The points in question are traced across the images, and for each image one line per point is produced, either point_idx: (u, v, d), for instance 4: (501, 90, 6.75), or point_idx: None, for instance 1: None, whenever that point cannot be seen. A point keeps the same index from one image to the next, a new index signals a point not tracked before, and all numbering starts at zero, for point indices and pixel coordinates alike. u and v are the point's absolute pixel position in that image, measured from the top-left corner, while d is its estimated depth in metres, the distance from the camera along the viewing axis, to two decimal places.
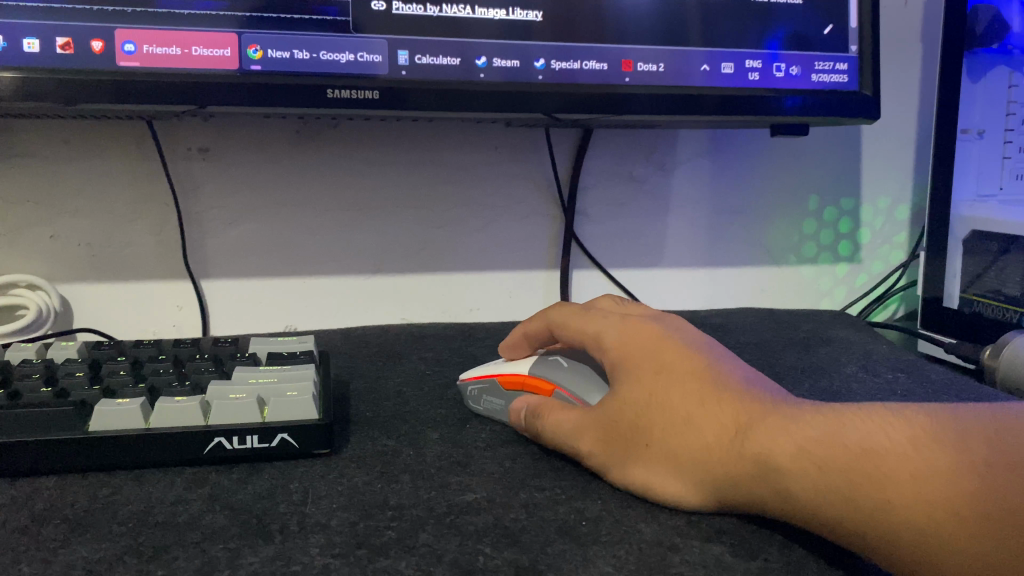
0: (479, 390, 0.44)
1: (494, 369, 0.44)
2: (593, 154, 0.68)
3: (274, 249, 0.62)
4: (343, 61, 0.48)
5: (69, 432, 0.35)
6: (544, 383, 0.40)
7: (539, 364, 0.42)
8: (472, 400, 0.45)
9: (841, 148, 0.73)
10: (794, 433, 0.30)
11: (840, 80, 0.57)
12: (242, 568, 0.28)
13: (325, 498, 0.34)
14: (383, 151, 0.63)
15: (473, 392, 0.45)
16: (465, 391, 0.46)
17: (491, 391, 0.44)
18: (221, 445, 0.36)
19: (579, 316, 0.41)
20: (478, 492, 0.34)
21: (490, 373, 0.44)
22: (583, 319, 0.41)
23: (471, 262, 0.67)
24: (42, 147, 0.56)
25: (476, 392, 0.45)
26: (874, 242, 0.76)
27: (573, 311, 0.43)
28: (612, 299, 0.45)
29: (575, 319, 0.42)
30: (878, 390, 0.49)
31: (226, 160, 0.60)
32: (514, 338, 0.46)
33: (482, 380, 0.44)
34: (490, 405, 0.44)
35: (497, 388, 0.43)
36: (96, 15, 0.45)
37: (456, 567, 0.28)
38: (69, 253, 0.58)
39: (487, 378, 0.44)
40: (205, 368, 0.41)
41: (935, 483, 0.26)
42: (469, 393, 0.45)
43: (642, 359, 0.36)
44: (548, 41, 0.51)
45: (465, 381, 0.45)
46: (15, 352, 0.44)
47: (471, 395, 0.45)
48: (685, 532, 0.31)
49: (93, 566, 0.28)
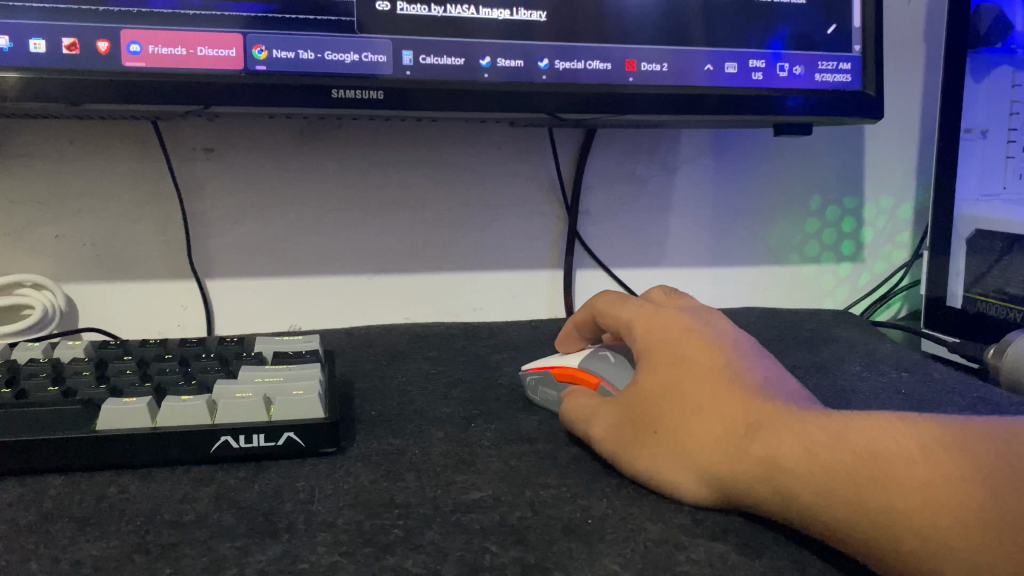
0: (534, 380, 0.46)
1: (548, 361, 0.46)
2: (597, 153, 0.68)
3: (278, 249, 0.63)
4: (347, 62, 0.49)
5: (77, 431, 0.35)
6: (590, 376, 0.42)
7: (589, 358, 0.43)
8: (528, 390, 0.47)
9: (845, 147, 0.73)
10: (802, 433, 0.30)
11: (844, 79, 0.57)
12: (250, 566, 0.28)
13: (331, 496, 0.34)
14: (388, 151, 0.63)
15: (528, 382, 0.46)
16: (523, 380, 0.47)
17: (544, 381, 0.45)
18: (228, 444, 0.36)
19: (619, 305, 0.43)
20: (484, 491, 0.35)
21: (546, 364, 0.45)
22: (622, 308, 0.42)
23: (474, 262, 0.67)
24: (47, 147, 0.56)
25: (530, 382, 0.46)
26: (878, 241, 0.76)
27: (615, 299, 0.44)
28: (662, 290, 0.45)
29: (614, 307, 0.43)
30: (882, 389, 0.49)
31: (230, 160, 0.60)
32: (568, 329, 0.47)
33: (537, 371, 0.46)
34: (544, 395, 0.45)
35: (549, 379, 0.45)
36: (101, 15, 0.45)
37: (463, 565, 0.28)
38: (74, 253, 0.58)
39: (541, 369, 0.45)
40: (212, 368, 0.41)
41: (939, 491, 0.26)
42: (526, 382, 0.47)
43: (664, 351, 0.37)
44: (551, 40, 0.51)
45: (525, 370, 0.47)
46: (21, 351, 0.44)
47: (527, 385, 0.47)
48: (691, 530, 0.31)
49: (102, 564, 0.28)
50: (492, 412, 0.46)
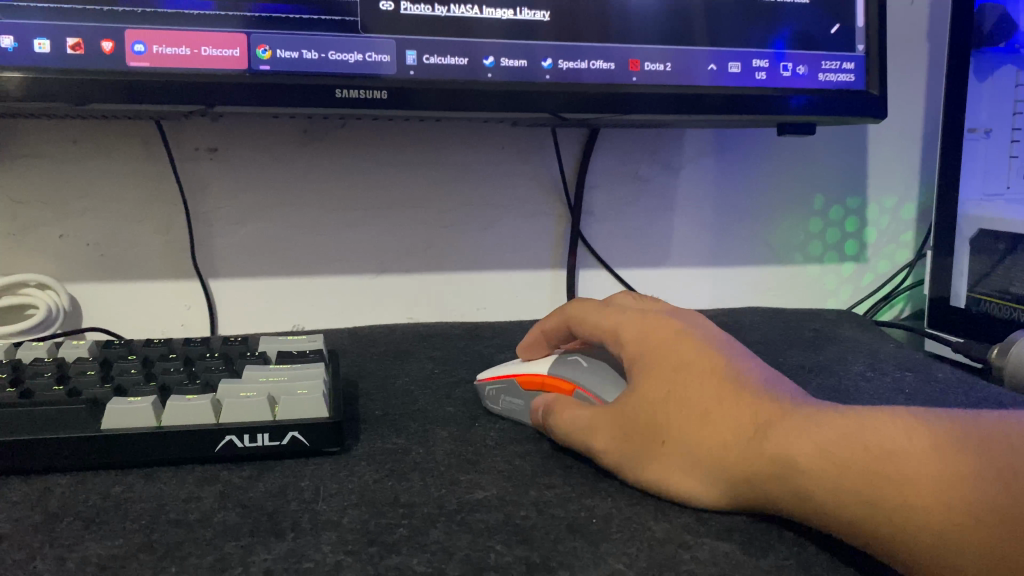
0: (497, 390, 0.45)
1: (510, 370, 0.44)
2: (600, 153, 0.68)
3: (282, 249, 0.63)
4: (350, 61, 0.49)
5: (82, 430, 0.35)
6: (565, 382, 0.41)
7: (559, 364, 0.42)
8: (489, 400, 0.45)
9: (847, 147, 0.73)
10: (812, 433, 0.30)
11: (847, 79, 0.57)
12: (255, 565, 0.28)
13: (336, 495, 0.34)
14: (391, 151, 0.63)
15: (490, 392, 0.45)
16: (481, 391, 0.46)
17: (509, 390, 0.44)
18: (233, 443, 0.36)
19: (599, 311, 0.42)
20: (488, 490, 0.35)
21: (507, 373, 0.44)
22: (602, 313, 0.41)
23: (477, 262, 0.67)
24: (50, 148, 0.56)
25: (493, 392, 0.45)
26: (881, 241, 0.76)
27: (591, 305, 0.43)
28: (631, 295, 0.45)
29: (595, 313, 0.42)
30: (886, 389, 0.49)
31: (234, 160, 0.60)
32: (533, 337, 0.46)
33: (499, 380, 0.44)
34: (507, 405, 0.44)
35: (516, 387, 0.43)
36: (106, 15, 0.45)
37: (468, 564, 0.28)
38: (77, 253, 0.58)
39: (505, 378, 0.44)
40: (216, 366, 0.41)
41: (957, 486, 0.26)
42: (486, 393, 0.45)
43: (661, 355, 0.36)
44: (554, 40, 0.51)
45: (482, 381, 0.46)
46: (26, 351, 0.44)
47: (488, 395, 0.45)
48: (696, 529, 0.31)
49: (108, 562, 0.28)
50: (494, 411, 0.46)
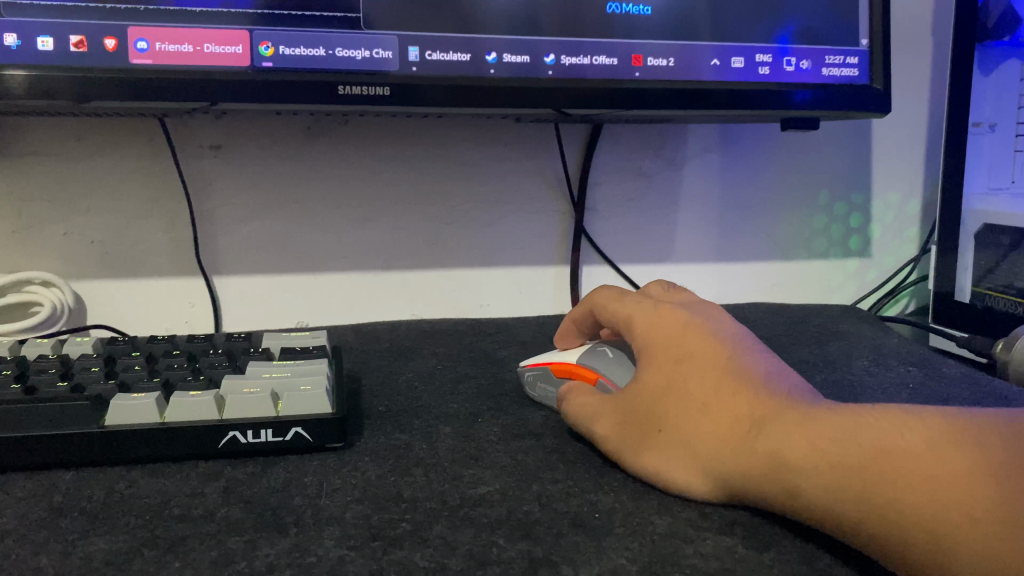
0: (533, 377, 0.45)
1: (548, 357, 0.45)
2: (604, 148, 0.68)
3: (285, 247, 0.63)
4: (356, 58, 0.49)
5: (86, 426, 0.35)
6: (589, 371, 0.42)
7: (588, 354, 0.43)
8: (528, 386, 0.46)
9: (852, 142, 0.73)
10: (810, 429, 0.30)
11: (851, 73, 0.56)
12: (258, 559, 0.28)
13: (339, 491, 0.34)
14: (394, 146, 0.63)
15: (530, 379, 0.46)
16: (522, 377, 0.47)
17: (544, 378, 0.44)
18: (237, 439, 0.36)
19: (618, 300, 0.42)
20: (491, 485, 0.35)
21: (544, 361, 0.45)
22: (619, 303, 0.42)
23: (481, 258, 0.67)
24: (54, 144, 0.56)
25: (531, 378, 0.46)
26: (886, 235, 0.76)
27: (614, 292, 0.44)
28: (660, 286, 0.45)
29: (612, 302, 0.42)
30: (890, 384, 0.49)
31: (237, 156, 0.60)
32: (567, 327, 0.47)
33: (536, 367, 0.45)
34: (543, 392, 0.45)
35: (548, 375, 0.44)
36: (107, 12, 0.45)
37: (470, 558, 0.28)
38: (82, 249, 0.59)
39: (540, 365, 0.45)
40: (220, 363, 0.42)
41: (951, 487, 0.26)
42: (526, 379, 0.46)
43: (666, 348, 0.37)
44: (559, 35, 0.51)
45: (523, 367, 0.47)
46: (32, 347, 0.44)
47: (527, 382, 0.46)
48: (698, 524, 0.31)
49: (111, 557, 0.29)
50: (499, 406, 0.46)
